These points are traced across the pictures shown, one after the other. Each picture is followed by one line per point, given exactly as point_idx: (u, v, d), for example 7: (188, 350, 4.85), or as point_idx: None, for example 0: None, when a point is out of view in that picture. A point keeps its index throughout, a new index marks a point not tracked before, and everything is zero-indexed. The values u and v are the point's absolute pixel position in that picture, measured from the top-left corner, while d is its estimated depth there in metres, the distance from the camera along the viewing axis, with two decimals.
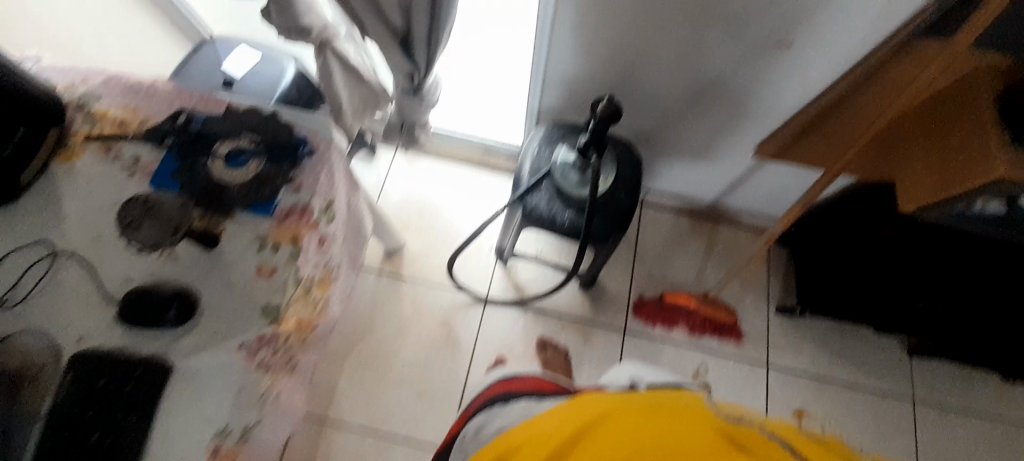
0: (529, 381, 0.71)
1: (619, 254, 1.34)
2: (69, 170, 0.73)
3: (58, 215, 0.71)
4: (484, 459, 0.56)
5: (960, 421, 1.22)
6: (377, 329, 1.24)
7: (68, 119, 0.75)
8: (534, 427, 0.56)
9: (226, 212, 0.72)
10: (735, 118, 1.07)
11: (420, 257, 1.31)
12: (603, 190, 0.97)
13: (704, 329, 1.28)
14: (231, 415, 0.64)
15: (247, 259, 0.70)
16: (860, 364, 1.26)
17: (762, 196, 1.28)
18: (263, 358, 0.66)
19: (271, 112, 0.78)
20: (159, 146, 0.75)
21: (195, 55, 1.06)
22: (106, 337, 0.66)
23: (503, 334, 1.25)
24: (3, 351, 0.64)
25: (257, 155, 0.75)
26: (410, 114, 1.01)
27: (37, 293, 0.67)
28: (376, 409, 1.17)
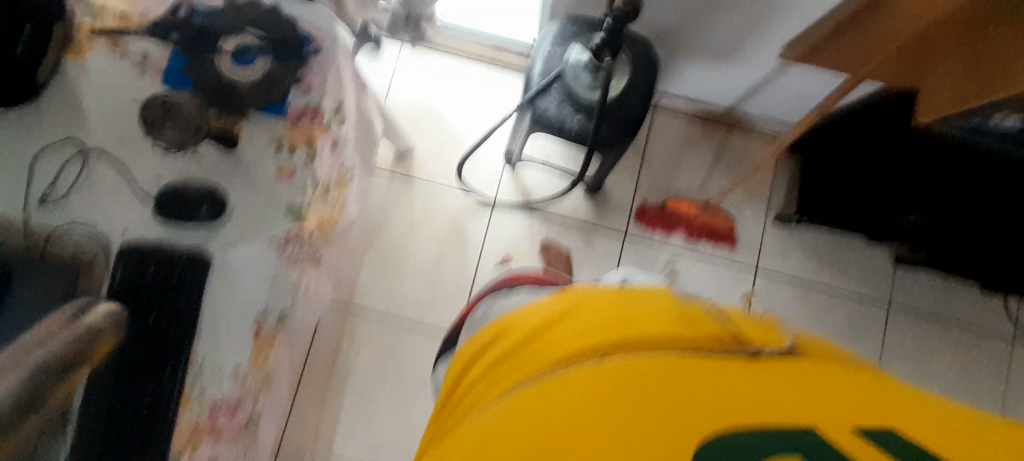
0: (531, 275, 0.78)
1: (627, 161, 1.35)
2: (82, 67, 0.73)
3: (80, 113, 0.73)
4: (466, 356, 0.61)
5: (928, 323, 1.33)
6: (391, 227, 1.32)
7: (70, 12, 0.73)
8: (507, 325, 0.59)
9: (241, 112, 0.73)
10: (761, 19, 1.00)
11: (429, 159, 1.34)
12: (614, 94, 0.95)
13: (701, 235, 1.34)
14: (269, 300, 0.73)
15: (266, 160, 0.74)
16: (845, 271, 1.34)
17: (780, 102, 1.24)
18: (292, 252, 0.73)
19: (272, 5, 0.75)
20: (165, 42, 0.74)
21: None
22: (149, 231, 0.72)
23: (510, 235, 1.32)
24: (54, 241, 0.70)
25: (263, 52, 0.74)
26: (416, 7, 0.95)
27: (77, 188, 0.72)
28: (394, 300, 1.30)
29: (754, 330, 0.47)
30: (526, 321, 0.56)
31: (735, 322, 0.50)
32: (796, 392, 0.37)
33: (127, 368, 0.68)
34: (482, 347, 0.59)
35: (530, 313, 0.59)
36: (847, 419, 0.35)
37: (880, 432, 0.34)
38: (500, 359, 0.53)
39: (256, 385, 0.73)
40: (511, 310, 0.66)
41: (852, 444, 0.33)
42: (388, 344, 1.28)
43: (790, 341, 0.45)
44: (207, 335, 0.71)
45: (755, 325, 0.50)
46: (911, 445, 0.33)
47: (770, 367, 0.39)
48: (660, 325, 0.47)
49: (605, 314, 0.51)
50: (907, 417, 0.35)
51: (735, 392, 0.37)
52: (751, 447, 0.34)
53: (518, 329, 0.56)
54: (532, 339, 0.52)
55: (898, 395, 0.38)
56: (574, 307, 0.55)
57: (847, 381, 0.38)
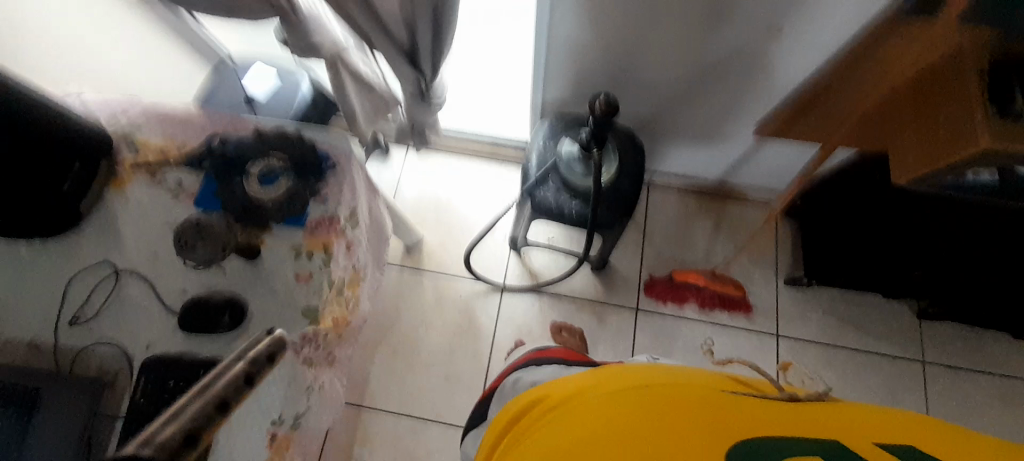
0: (559, 353, 0.77)
1: (629, 236, 1.39)
2: (122, 197, 0.79)
3: (117, 238, 0.78)
4: (507, 416, 0.60)
5: (970, 378, 1.26)
6: (403, 319, 1.33)
7: (115, 149, 0.81)
8: (553, 387, 0.58)
9: (261, 227, 0.77)
10: (731, 100, 1.10)
11: (438, 250, 1.39)
12: (606, 181, 1.01)
13: (714, 305, 1.33)
14: (283, 406, 0.71)
15: (286, 266, 0.76)
16: (869, 330, 1.30)
17: (766, 170, 1.30)
18: (308, 354, 0.73)
19: (295, 132, 0.83)
20: (199, 171, 0.81)
21: (220, 82, 1.13)
22: (170, 344, 0.74)
23: (522, 318, 1.33)
24: (81, 363, 0.73)
25: (286, 173, 0.80)
26: (421, 118, 1.03)
27: (105, 308, 0.75)
28: (408, 397, 1.27)
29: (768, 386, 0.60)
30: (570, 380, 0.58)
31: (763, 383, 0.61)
32: (834, 424, 0.46)
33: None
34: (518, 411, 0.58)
35: (565, 382, 0.59)
36: (867, 440, 0.44)
37: (896, 446, 0.43)
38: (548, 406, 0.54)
39: None
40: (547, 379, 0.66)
41: (873, 453, 0.42)
42: (403, 444, 1.23)
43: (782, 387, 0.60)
44: (223, 446, 0.68)
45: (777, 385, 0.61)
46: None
47: (823, 403, 0.53)
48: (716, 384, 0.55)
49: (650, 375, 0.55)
50: (924, 442, 0.44)
51: (798, 425, 0.46)
52: (771, 450, 0.42)
53: (561, 395, 0.54)
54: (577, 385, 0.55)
55: (934, 433, 0.47)
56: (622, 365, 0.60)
57: (871, 420, 0.48)
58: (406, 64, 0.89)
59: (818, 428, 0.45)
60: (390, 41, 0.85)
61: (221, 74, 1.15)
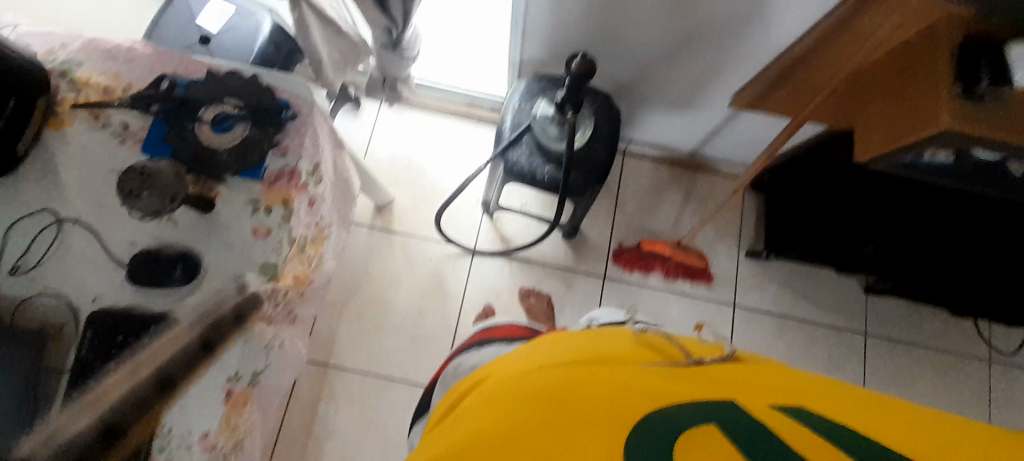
0: (507, 329, 0.78)
1: (601, 203, 1.40)
2: (61, 138, 0.73)
3: (57, 184, 0.72)
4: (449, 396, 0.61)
5: (905, 349, 1.36)
6: (372, 279, 1.32)
7: (53, 88, 0.74)
8: (482, 371, 0.60)
9: (216, 178, 0.73)
10: (711, 69, 1.08)
11: (409, 211, 1.37)
12: (579, 145, 1.00)
13: (679, 274, 1.37)
14: (241, 362, 0.70)
15: (242, 222, 0.73)
16: (820, 303, 1.38)
17: (739, 143, 1.31)
18: (266, 311, 0.72)
19: (252, 75, 0.77)
20: (146, 113, 0.74)
21: (171, 14, 1.04)
22: (119, 297, 0.70)
23: (491, 282, 1.34)
24: (21, 315, 0.69)
25: (242, 119, 0.75)
26: (392, 68, 0.99)
27: (47, 258, 0.70)
28: (375, 357, 1.28)
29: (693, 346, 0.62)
30: (506, 359, 0.60)
31: (688, 346, 0.62)
32: (739, 388, 0.51)
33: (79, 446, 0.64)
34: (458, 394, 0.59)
35: (507, 359, 0.60)
36: (765, 402, 0.49)
37: (789, 407, 0.49)
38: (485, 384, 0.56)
39: (225, 451, 0.69)
40: (485, 361, 0.66)
41: (766, 411, 0.48)
42: (369, 403, 1.25)
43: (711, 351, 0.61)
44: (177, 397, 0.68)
45: (702, 345, 0.64)
46: (820, 418, 0.48)
47: (729, 370, 0.55)
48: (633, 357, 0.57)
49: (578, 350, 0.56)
50: (810, 401, 0.51)
51: (704, 388, 0.51)
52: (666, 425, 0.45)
53: (496, 377, 0.56)
54: (511, 366, 0.57)
55: (823, 392, 0.53)
56: (556, 338, 0.61)
57: (770, 381, 0.53)
58: (374, 6, 0.84)
59: (720, 390, 0.50)
60: None
61: (173, 4, 1.06)
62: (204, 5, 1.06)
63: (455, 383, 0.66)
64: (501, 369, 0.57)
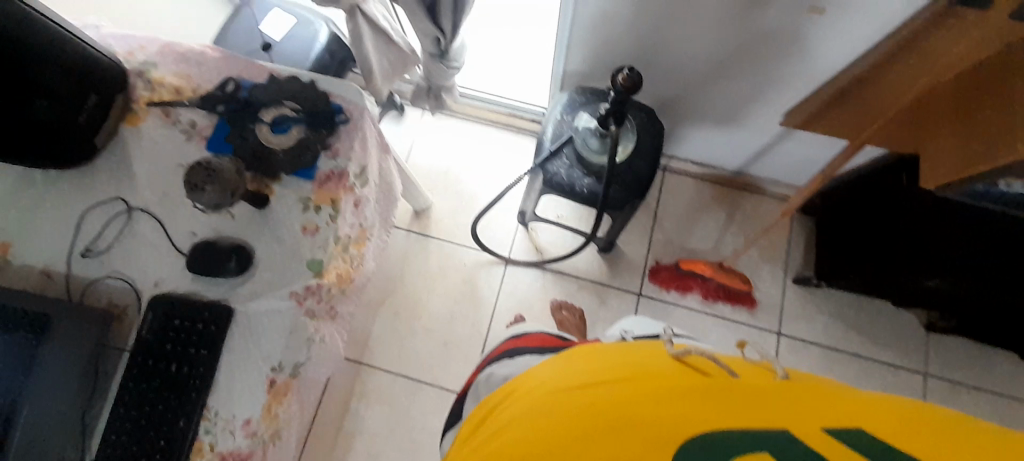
0: (536, 339, 0.76)
1: (639, 219, 1.38)
2: (136, 133, 0.79)
3: (130, 175, 0.78)
4: (483, 405, 0.62)
5: (970, 392, 1.25)
6: (407, 282, 1.35)
7: (131, 86, 0.80)
8: (516, 381, 0.60)
9: (272, 175, 0.77)
10: (762, 85, 1.05)
11: (447, 217, 1.39)
12: (621, 159, 0.99)
13: (718, 297, 1.32)
14: (284, 354, 0.72)
15: (293, 218, 0.76)
16: (872, 335, 1.30)
17: (788, 164, 1.26)
18: (310, 306, 0.73)
19: (310, 81, 0.81)
20: (212, 113, 0.79)
21: (238, 22, 1.12)
22: (178, 282, 0.75)
23: (524, 292, 1.33)
24: (91, 293, 0.75)
25: (299, 121, 0.79)
26: (438, 78, 1.02)
27: (116, 244, 0.75)
28: (406, 359, 1.29)
29: (741, 366, 0.59)
30: (540, 371, 0.59)
31: (732, 366, 0.59)
32: (787, 409, 0.48)
33: (135, 427, 0.69)
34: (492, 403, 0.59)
35: (541, 369, 0.59)
36: (816, 423, 0.46)
37: (845, 430, 0.46)
38: (519, 397, 0.55)
39: (264, 439, 0.70)
40: (518, 373, 0.65)
41: (819, 439, 0.45)
42: (399, 403, 1.26)
43: (764, 372, 0.58)
44: (224, 382, 0.71)
45: (749, 366, 0.60)
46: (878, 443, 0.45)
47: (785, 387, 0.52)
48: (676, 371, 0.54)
49: (613, 367, 0.55)
50: (868, 422, 0.47)
51: (754, 411, 0.48)
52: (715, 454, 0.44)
53: (532, 388, 0.55)
54: (545, 380, 0.56)
55: (886, 414, 0.49)
56: (592, 353, 0.59)
57: (824, 404, 0.50)
58: (426, 17, 0.86)
59: (774, 415, 0.47)
60: None
61: (239, 12, 1.14)
62: (268, 15, 1.13)
63: (488, 393, 0.65)
64: (536, 382, 0.56)
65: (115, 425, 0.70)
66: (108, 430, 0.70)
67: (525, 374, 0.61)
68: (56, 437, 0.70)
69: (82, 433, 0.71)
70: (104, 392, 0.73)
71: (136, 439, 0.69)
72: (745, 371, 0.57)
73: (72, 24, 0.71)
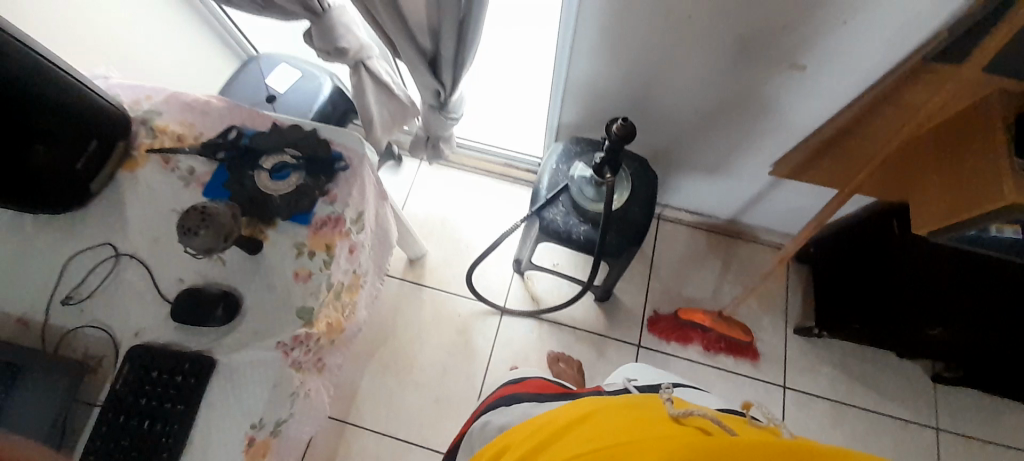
0: (533, 384, 0.73)
1: (635, 268, 1.37)
2: (132, 179, 0.79)
3: (122, 221, 0.77)
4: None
5: (987, 449, 1.20)
6: (399, 333, 1.30)
7: (133, 132, 0.81)
8: (515, 436, 0.58)
9: (267, 220, 0.76)
10: (750, 137, 1.09)
11: (441, 266, 1.37)
12: (616, 206, 1.00)
13: (719, 347, 1.29)
14: (266, 409, 0.67)
15: (286, 264, 0.75)
16: (879, 388, 1.25)
17: (780, 212, 1.28)
18: (297, 357, 0.70)
19: (312, 129, 0.82)
20: (212, 159, 0.80)
21: (243, 75, 1.16)
22: (160, 332, 0.71)
23: (520, 343, 1.29)
24: (68, 342, 0.71)
25: (298, 168, 0.79)
26: (437, 129, 1.05)
27: (100, 290, 0.73)
28: (395, 416, 1.23)
29: (747, 429, 0.55)
30: (544, 428, 0.56)
31: (738, 428, 0.55)
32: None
33: None
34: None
35: (540, 423, 0.57)
36: None
37: None
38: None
39: None
40: (517, 423, 0.62)
41: None
42: None
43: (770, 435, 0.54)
44: (199, 441, 0.66)
45: (756, 430, 0.56)
46: None
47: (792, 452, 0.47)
48: (676, 429, 0.51)
49: (619, 429, 0.52)
50: None
51: None
52: None
53: (532, 451, 0.53)
54: (549, 447, 0.54)
55: None
56: (599, 413, 0.56)
57: None
58: (428, 71, 0.90)
59: None
60: (412, 46, 0.86)
61: (246, 66, 1.18)
62: (273, 68, 1.17)
63: (482, 447, 0.62)
64: (538, 446, 0.54)
65: None
66: None
67: (523, 426, 0.59)
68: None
69: None
70: (70, 450, 0.66)
71: None
72: (748, 431, 0.54)
73: (83, 74, 0.73)
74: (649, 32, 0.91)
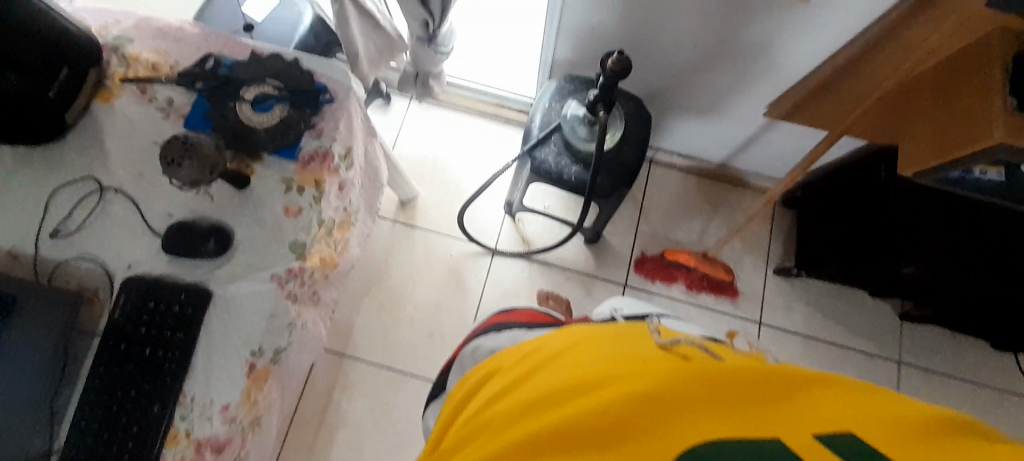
0: (523, 315, 0.76)
1: (626, 211, 1.39)
2: (108, 110, 0.76)
3: (103, 154, 0.75)
4: (469, 381, 0.62)
5: (942, 380, 1.29)
6: (392, 272, 1.33)
7: (105, 61, 0.77)
8: (504, 361, 0.61)
9: (253, 155, 0.75)
10: (746, 77, 1.06)
11: (432, 207, 1.38)
12: (609, 145, 0.98)
13: (703, 287, 1.33)
14: (264, 338, 0.70)
15: (275, 199, 0.74)
16: (850, 326, 1.33)
17: (770, 157, 1.29)
18: (291, 289, 0.72)
19: (294, 59, 0.78)
20: (191, 90, 0.77)
21: (218, 2, 1.09)
22: (153, 265, 0.72)
23: (511, 283, 1.33)
24: (61, 274, 0.72)
25: (281, 100, 0.76)
26: (426, 64, 1.01)
27: (88, 223, 0.73)
28: (390, 350, 1.28)
29: (726, 354, 0.59)
30: (531, 357, 0.59)
31: (718, 352, 0.59)
32: (773, 415, 0.46)
33: (106, 409, 0.68)
34: (480, 382, 0.60)
35: (530, 350, 0.60)
36: (805, 430, 0.45)
37: (835, 435, 0.44)
38: (511, 387, 0.55)
39: (244, 425, 0.68)
40: (507, 347, 0.65)
41: (811, 448, 0.43)
42: (383, 395, 1.25)
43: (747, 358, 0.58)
44: (201, 367, 0.69)
45: (734, 354, 0.60)
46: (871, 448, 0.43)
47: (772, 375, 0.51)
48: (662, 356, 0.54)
49: (608, 356, 0.55)
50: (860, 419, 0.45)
51: (742, 412, 0.47)
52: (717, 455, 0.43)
53: (523, 373, 0.56)
54: (539, 371, 0.55)
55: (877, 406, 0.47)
56: (587, 341, 0.58)
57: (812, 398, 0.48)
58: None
59: (764, 420, 0.46)
60: None
61: None
62: None
63: (472, 368, 0.66)
64: (527, 371, 0.56)
65: (85, 410, 0.68)
66: (78, 415, 0.68)
67: (513, 352, 0.62)
68: (25, 421, 0.68)
69: (52, 420, 0.69)
70: (74, 377, 0.70)
71: (106, 422, 0.67)
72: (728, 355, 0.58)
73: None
74: None
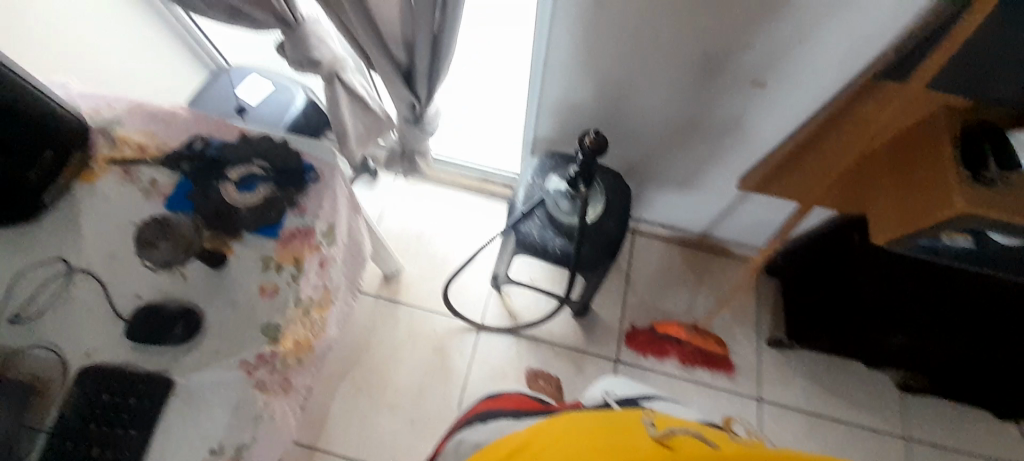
0: (511, 401, 0.71)
1: (612, 282, 1.38)
2: (89, 191, 0.75)
3: (76, 235, 0.73)
4: None
5: (952, 455, 1.23)
6: (373, 352, 1.27)
7: (91, 142, 0.78)
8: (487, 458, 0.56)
9: (233, 233, 0.74)
10: (718, 152, 1.12)
11: (417, 282, 1.35)
12: (592, 219, 1.01)
13: (695, 360, 1.30)
14: (226, 433, 0.64)
15: (252, 279, 0.72)
16: (849, 398, 1.28)
17: (747, 226, 1.32)
18: (261, 377, 0.67)
19: (282, 139, 0.80)
20: (176, 170, 0.77)
21: (214, 86, 1.14)
22: (114, 353, 0.68)
23: (498, 360, 1.28)
24: (12, 363, 0.66)
25: (266, 179, 0.77)
26: (413, 142, 1.04)
27: (50, 308, 0.69)
28: (367, 441, 1.18)
29: (726, 443, 0.56)
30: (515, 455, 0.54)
31: (717, 442, 0.55)
32: None
33: None
34: None
35: (514, 446, 0.56)
36: None
37: None
38: None
39: None
40: (492, 441, 0.60)
41: None
42: None
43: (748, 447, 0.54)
44: None
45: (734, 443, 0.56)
46: None
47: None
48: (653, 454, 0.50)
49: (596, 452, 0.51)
50: None
51: None
52: None
53: None
54: None
55: None
56: (574, 434, 0.54)
57: None
58: (403, 84, 0.90)
59: None
60: (387, 59, 0.86)
61: (216, 77, 1.16)
62: (245, 80, 1.15)
63: None
64: None
65: None
66: None
67: (496, 447, 0.57)
68: None
69: None
70: None
71: None
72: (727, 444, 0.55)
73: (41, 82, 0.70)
74: (619, 49, 0.94)
